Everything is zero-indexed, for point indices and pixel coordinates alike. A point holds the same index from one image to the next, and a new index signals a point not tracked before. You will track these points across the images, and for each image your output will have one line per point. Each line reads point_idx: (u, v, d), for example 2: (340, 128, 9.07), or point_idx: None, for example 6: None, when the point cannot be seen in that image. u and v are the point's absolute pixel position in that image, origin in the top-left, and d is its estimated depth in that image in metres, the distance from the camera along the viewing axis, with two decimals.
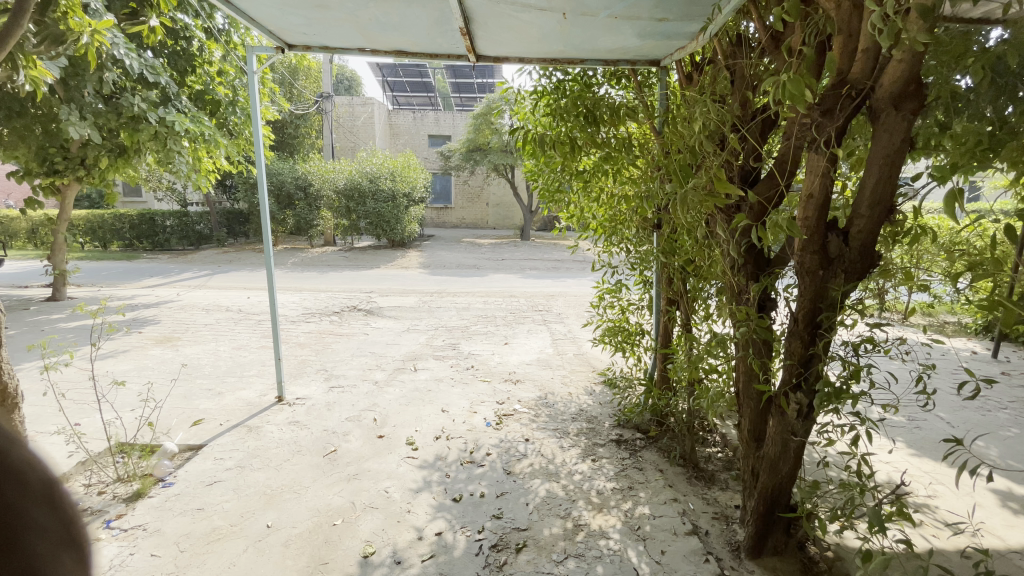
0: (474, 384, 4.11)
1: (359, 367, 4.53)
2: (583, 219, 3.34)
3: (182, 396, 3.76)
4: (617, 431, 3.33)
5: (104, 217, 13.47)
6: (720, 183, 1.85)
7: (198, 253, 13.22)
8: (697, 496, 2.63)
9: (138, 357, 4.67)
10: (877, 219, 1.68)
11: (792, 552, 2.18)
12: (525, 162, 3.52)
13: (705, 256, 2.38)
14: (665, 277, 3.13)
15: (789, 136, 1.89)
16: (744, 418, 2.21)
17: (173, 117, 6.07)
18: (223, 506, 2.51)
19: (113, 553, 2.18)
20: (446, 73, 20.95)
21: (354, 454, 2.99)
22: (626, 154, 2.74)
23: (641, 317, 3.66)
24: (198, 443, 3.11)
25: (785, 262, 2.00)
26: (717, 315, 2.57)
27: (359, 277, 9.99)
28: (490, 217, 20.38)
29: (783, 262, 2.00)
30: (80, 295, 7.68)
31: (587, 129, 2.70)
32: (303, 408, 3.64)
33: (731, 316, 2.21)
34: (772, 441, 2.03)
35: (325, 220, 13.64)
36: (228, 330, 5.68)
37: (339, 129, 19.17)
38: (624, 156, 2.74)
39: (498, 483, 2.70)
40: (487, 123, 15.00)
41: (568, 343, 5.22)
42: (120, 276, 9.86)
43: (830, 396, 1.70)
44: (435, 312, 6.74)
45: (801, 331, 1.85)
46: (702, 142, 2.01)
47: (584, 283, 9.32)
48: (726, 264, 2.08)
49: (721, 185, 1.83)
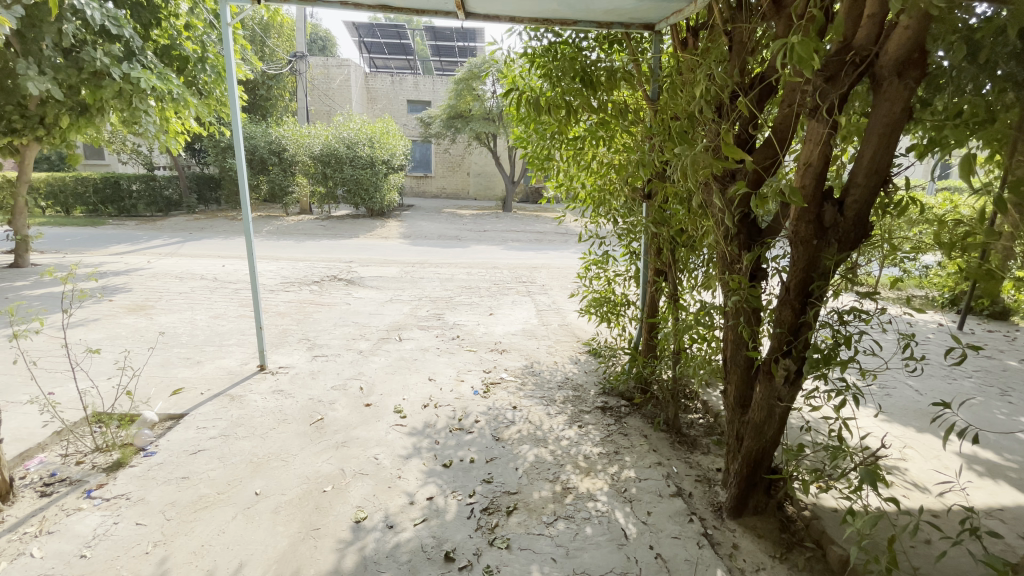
0: (460, 354, 4.11)
1: (343, 336, 4.47)
2: (572, 189, 3.33)
3: (159, 365, 3.66)
4: (603, 398, 3.39)
5: (65, 181, 12.81)
6: (727, 148, 1.82)
7: (168, 220, 12.73)
8: (680, 459, 2.72)
9: (110, 325, 4.51)
10: (873, 189, 1.72)
11: (772, 511, 2.26)
12: (515, 129, 3.45)
13: (697, 226, 2.38)
14: (654, 247, 3.15)
15: (788, 103, 1.89)
16: (728, 386, 2.27)
17: (139, 72, 5.71)
18: (208, 474, 2.48)
19: (97, 523, 2.15)
20: (426, 36, 20.21)
21: (342, 423, 2.98)
22: (621, 120, 2.69)
23: (627, 288, 3.70)
24: (180, 412, 3.05)
25: (777, 232, 2.02)
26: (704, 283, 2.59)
27: (337, 247, 9.78)
28: (471, 186, 20.09)
29: (775, 233, 2.02)
30: (44, 262, 7.34)
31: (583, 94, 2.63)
32: (286, 376, 3.60)
33: (721, 285, 2.22)
34: (758, 407, 2.08)
35: (302, 186, 13.15)
36: (205, 298, 5.51)
37: (315, 92, 18.43)
38: (619, 122, 2.69)
39: (487, 448, 2.73)
40: (469, 89, 14.62)
41: (553, 314, 5.24)
42: (86, 243, 9.45)
43: (819, 361, 1.74)
44: (418, 283, 6.67)
45: (792, 299, 1.88)
46: (703, 108, 1.98)
47: (567, 255, 9.32)
48: (719, 233, 2.08)
49: (728, 151, 1.80)
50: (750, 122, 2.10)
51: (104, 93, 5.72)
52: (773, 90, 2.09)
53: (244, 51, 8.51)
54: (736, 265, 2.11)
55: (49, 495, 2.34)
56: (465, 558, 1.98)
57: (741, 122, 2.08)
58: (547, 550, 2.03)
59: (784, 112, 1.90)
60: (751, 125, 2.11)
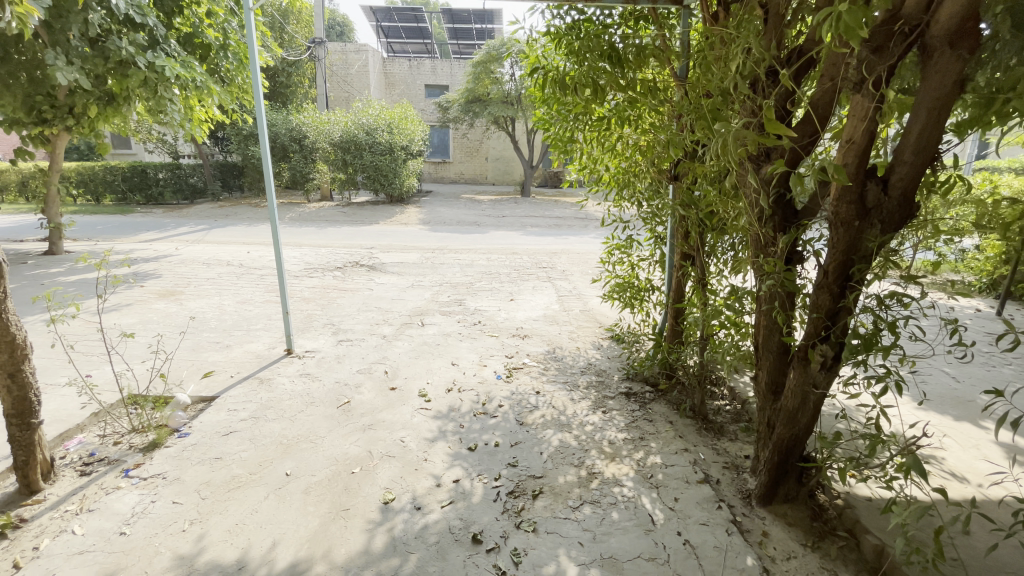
0: (482, 339, 4.12)
1: (366, 321, 4.51)
2: (595, 172, 3.29)
3: (190, 348, 3.76)
4: (627, 384, 3.36)
5: (95, 170, 13.19)
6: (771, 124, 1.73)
7: (194, 207, 13.01)
8: (707, 446, 2.69)
9: (142, 310, 4.63)
10: (919, 167, 1.64)
11: (803, 499, 2.23)
12: (537, 111, 3.39)
13: (730, 208, 2.30)
14: (681, 230, 3.08)
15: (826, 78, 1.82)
16: (759, 372, 2.22)
17: (163, 61, 5.78)
18: (240, 455, 2.55)
19: (136, 501, 2.23)
20: (444, 19, 20.00)
21: (368, 406, 3.01)
22: (651, 99, 2.57)
23: (652, 273, 3.68)
24: (211, 395, 3.13)
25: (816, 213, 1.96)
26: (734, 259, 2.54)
27: (358, 233, 9.86)
28: (489, 172, 20.00)
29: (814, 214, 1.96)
30: (77, 249, 7.57)
31: (611, 71, 2.51)
32: (313, 360, 3.66)
33: (754, 269, 2.17)
34: (791, 394, 2.03)
35: (322, 173, 13.34)
36: (231, 284, 5.61)
37: (334, 78, 18.44)
38: (649, 101, 2.57)
39: (512, 433, 2.73)
40: (487, 72, 14.45)
41: (574, 299, 5.21)
42: (116, 230, 9.72)
43: (859, 347, 1.69)
44: (439, 268, 6.69)
45: (830, 283, 1.81)
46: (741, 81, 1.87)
47: (587, 240, 9.21)
48: (753, 215, 2.02)
49: (772, 126, 1.71)
50: (786, 97, 2.02)
51: (130, 82, 5.81)
52: (810, 65, 2.01)
53: (265, 38, 8.53)
54: (769, 248, 2.06)
55: (90, 474, 2.44)
56: (492, 540, 1.99)
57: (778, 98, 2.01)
58: (574, 534, 2.03)
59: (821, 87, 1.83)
60: (786, 101, 2.03)
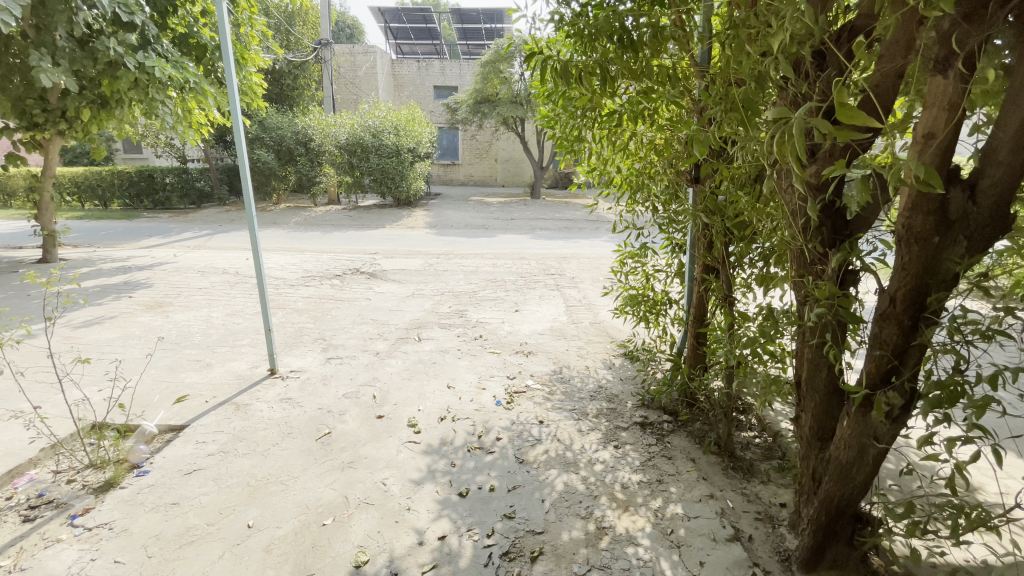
0: (482, 356, 3.78)
1: (359, 336, 4.21)
2: (605, 173, 2.98)
3: (166, 368, 3.48)
4: (642, 412, 2.99)
5: (103, 175, 13.23)
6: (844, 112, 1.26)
7: (200, 212, 12.89)
8: (735, 490, 2.34)
9: (125, 324, 4.39)
10: (1021, 167, 1.25)
11: (854, 566, 1.86)
12: (540, 107, 3.06)
13: (766, 217, 1.95)
14: (703, 239, 2.71)
15: (889, 57, 1.50)
16: (802, 414, 1.86)
17: (153, 61, 5.56)
18: (200, 500, 2.24)
19: (73, 558, 1.93)
20: (452, 19, 19.81)
21: (350, 438, 2.69)
22: (670, 87, 2.09)
23: (669, 285, 3.35)
24: (180, 423, 2.85)
25: (869, 223, 1.64)
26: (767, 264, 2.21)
27: (362, 238, 9.61)
28: (498, 173, 19.70)
29: (867, 223, 1.64)
30: (73, 256, 7.41)
31: (624, 56, 2.04)
32: (297, 382, 3.35)
33: (796, 290, 1.81)
34: (844, 445, 1.67)
35: (328, 176, 13.15)
36: (223, 294, 5.36)
37: (342, 80, 18.33)
38: (669, 90, 2.09)
39: (509, 474, 2.39)
40: (496, 71, 14.19)
41: (584, 311, 4.85)
42: (118, 236, 9.60)
43: (942, 399, 1.31)
44: (442, 276, 6.38)
45: (899, 315, 1.45)
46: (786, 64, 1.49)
47: (599, 244, 8.85)
48: (796, 226, 1.68)
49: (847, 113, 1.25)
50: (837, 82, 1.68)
51: (120, 84, 5.60)
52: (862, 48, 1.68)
53: (265, 40, 8.36)
54: (816, 268, 1.70)
55: (33, 520, 2.16)
56: None
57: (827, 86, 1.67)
58: None
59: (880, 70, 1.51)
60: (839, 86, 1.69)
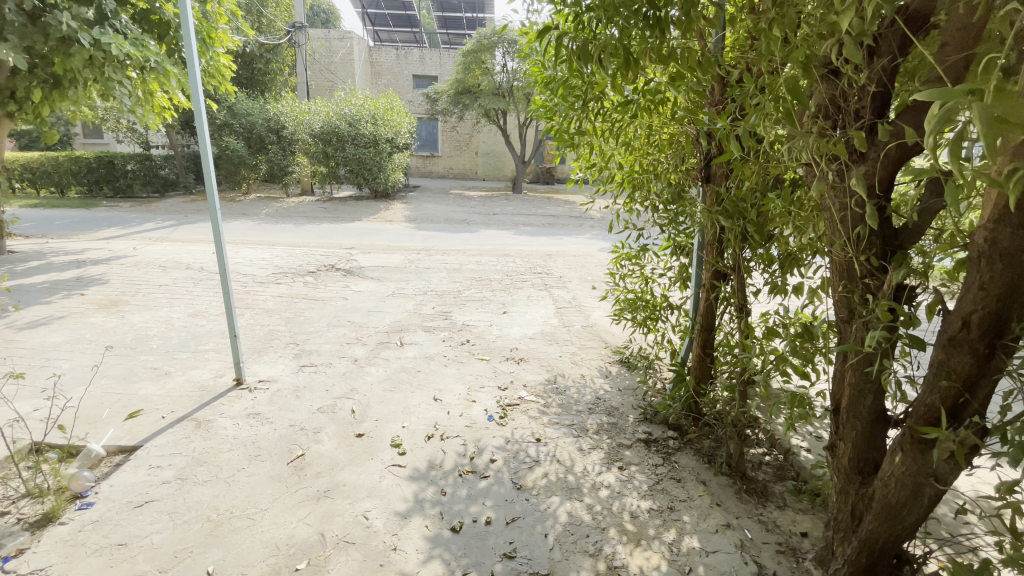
0: (471, 364, 3.52)
1: (336, 341, 3.89)
2: (605, 170, 2.75)
3: (118, 379, 3.11)
4: (645, 428, 2.79)
5: (58, 160, 12.41)
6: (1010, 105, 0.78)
7: (164, 201, 12.18)
8: (751, 517, 2.15)
9: (74, 326, 3.97)
10: None
11: None
12: (537, 97, 2.82)
13: (811, 222, 1.73)
14: (714, 243, 2.50)
15: (953, 47, 1.31)
16: (839, 442, 1.68)
17: (110, 37, 5.03)
18: (151, 540, 1.93)
19: None
20: (433, 6, 19.35)
21: (327, 461, 2.42)
22: (700, 72, 1.83)
23: (669, 289, 3.15)
24: (132, 444, 2.51)
25: (923, 232, 1.45)
26: (792, 268, 2.01)
27: (338, 231, 9.19)
28: (479, 166, 19.35)
29: (921, 232, 1.45)
30: (21, 248, 6.82)
31: (649, 35, 1.76)
32: (266, 394, 3.03)
33: (839, 306, 1.62)
34: (895, 484, 1.49)
35: (302, 166, 12.61)
36: (187, 292, 4.95)
37: (317, 67, 17.68)
38: (698, 75, 1.82)
39: (507, 503, 2.15)
40: (478, 62, 13.81)
41: (575, 313, 4.63)
42: (74, 226, 8.96)
43: None
44: (423, 274, 6.08)
45: (974, 341, 1.27)
46: (855, 48, 1.24)
47: (584, 241, 8.67)
48: (848, 236, 1.47)
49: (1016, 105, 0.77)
50: (891, 71, 1.45)
51: (72, 61, 5.07)
52: (917, 30, 1.43)
53: (235, 20, 7.83)
54: (864, 281, 1.51)
55: None
56: None
57: (882, 74, 1.43)
58: None
59: (945, 60, 1.31)
60: (890, 75, 1.46)
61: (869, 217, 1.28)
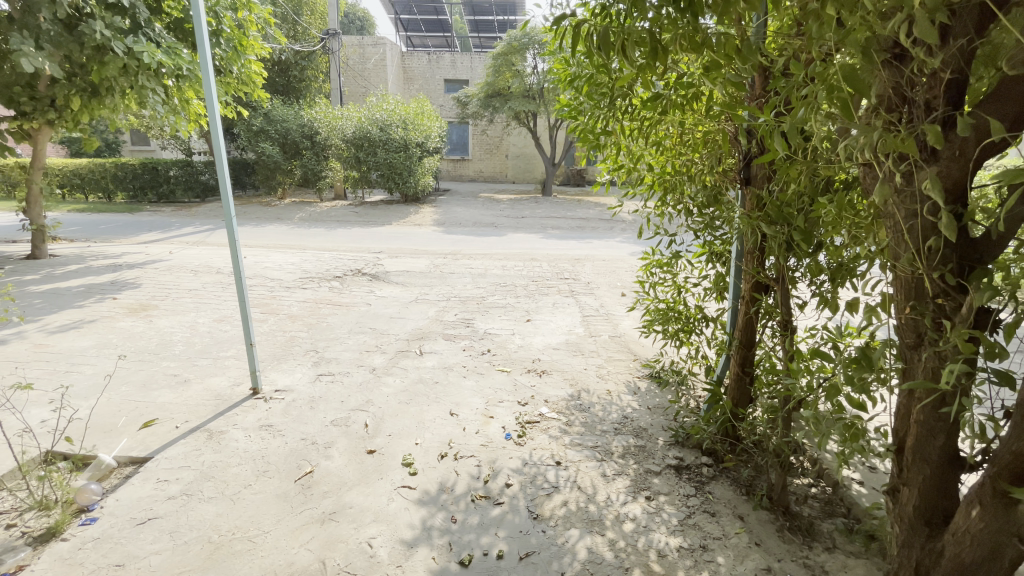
0: (490, 376, 3.37)
1: (355, 349, 3.82)
2: (634, 172, 2.54)
3: (138, 386, 3.11)
4: (676, 452, 2.56)
5: (107, 167, 13.02)
6: None
7: (203, 206, 12.57)
8: (795, 560, 1.91)
9: (104, 330, 4.04)
10: None
11: None
12: (562, 97, 2.64)
13: (870, 230, 1.49)
14: (755, 252, 2.25)
15: None
16: (902, 486, 1.46)
17: (143, 45, 5.13)
18: (149, 561, 1.86)
19: None
20: (464, 11, 19.46)
21: (335, 480, 2.31)
22: (740, 60, 1.61)
23: (704, 299, 2.91)
24: (143, 456, 2.47)
25: (1011, 244, 1.20)
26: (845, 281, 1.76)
27: (367, 235, 9.24)
28: (509, 169, 19.28)
29: (1008, 244, 1.21)
30: (65, 252, 7.10)
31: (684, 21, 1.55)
32: (281, 405, 2.96)
33: (906, 330, 1.38)
34: (970, 541, 1.25)
35: (334, 171, 12.79)
36: (214, 297, 5.00)
37: (350, 73, 18.02)
38: (738, 64, 1.60)
39: (521, 535, 1.98)
40: (508, 64, 13.71)
41: (602, 322, 4.42)
42: (118, 230, 9.33)
43: None
44: (448, 278, 5.99)
45: None
46: (929, 24, 1.01)
47: (614, 245, 8.42)
48: (914, 248, 1.24)
49: None
50: (968, 54, 1.21)
51: (107, 70, 5.20)
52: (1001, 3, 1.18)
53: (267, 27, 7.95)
54: (936, 302, 1.27)
55: None
56: None
57: (958, 58, 1.19)
58: None
59: None
60: (968, 59, 1.22)
61: (944, 227, 1.04)
